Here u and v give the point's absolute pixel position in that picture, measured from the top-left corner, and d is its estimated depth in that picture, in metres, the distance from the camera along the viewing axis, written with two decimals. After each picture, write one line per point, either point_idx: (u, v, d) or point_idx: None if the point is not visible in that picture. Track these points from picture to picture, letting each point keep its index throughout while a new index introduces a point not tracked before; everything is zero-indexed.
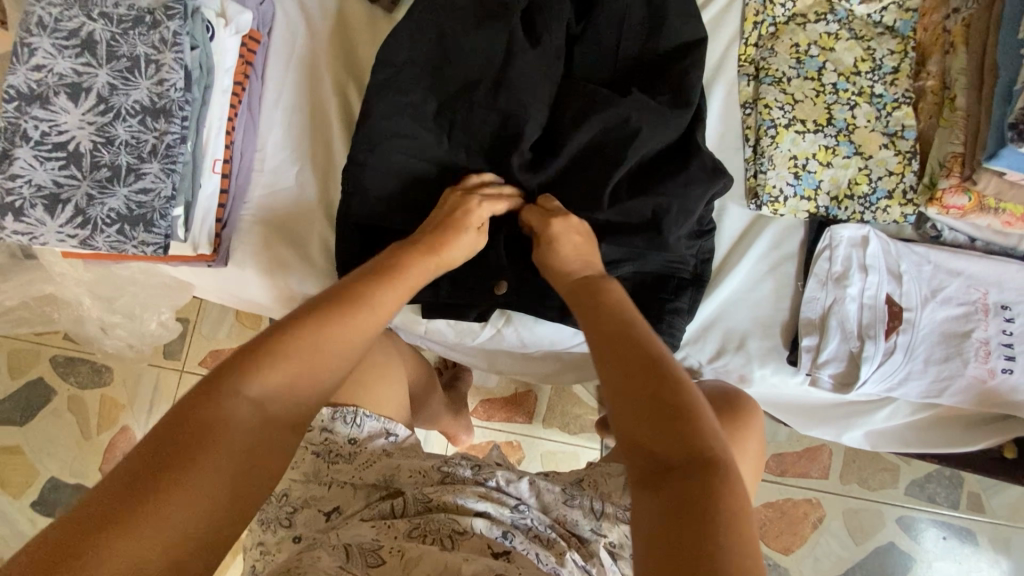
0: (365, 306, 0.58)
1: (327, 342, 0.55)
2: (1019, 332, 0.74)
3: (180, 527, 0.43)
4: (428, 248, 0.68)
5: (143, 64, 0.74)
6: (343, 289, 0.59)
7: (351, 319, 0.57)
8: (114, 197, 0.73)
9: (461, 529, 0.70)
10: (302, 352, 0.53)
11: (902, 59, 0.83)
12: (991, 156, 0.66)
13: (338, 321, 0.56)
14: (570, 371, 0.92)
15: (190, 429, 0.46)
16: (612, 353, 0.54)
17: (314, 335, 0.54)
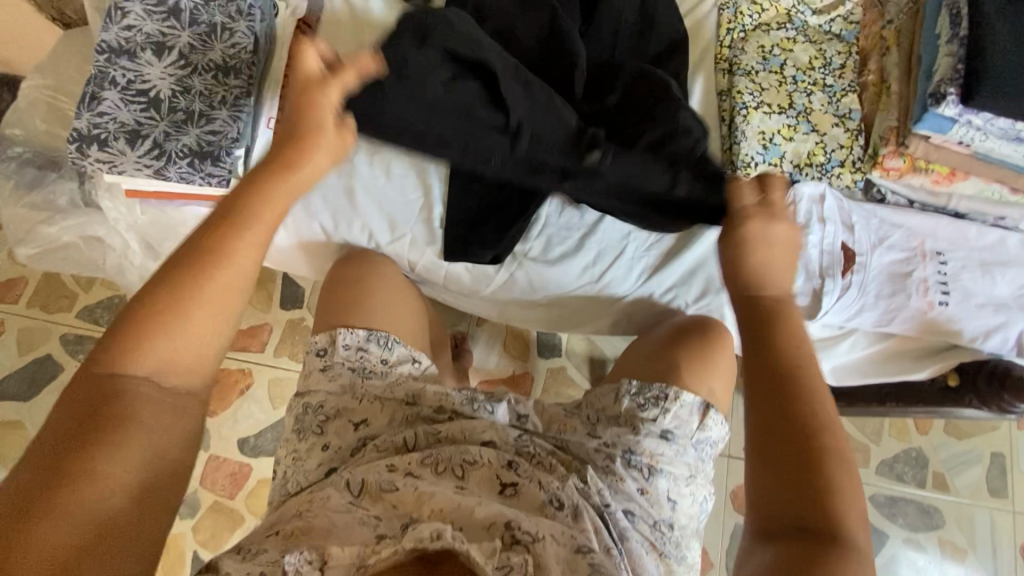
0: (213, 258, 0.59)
1: (190, 309, 0.57)
2: (951, 273, 0.88)
3: (103, 498, 0.49)
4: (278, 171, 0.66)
5: (219, 30, 0.88)
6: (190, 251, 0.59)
7: (199, 287, 0.58)
8: (188, 135, 0.84)
9: (471, 460, 0.77)
10: (164, 315, 0.56)
11: (848, 58, 1.01)
12: (918, 119, 0.82)
13: (188, 287, 0.58)
14: (572, 317, 1.04)
15: (94, 422, 0.52)
16: (787, 409, 0.58)
17: (165, 311, 0.57)
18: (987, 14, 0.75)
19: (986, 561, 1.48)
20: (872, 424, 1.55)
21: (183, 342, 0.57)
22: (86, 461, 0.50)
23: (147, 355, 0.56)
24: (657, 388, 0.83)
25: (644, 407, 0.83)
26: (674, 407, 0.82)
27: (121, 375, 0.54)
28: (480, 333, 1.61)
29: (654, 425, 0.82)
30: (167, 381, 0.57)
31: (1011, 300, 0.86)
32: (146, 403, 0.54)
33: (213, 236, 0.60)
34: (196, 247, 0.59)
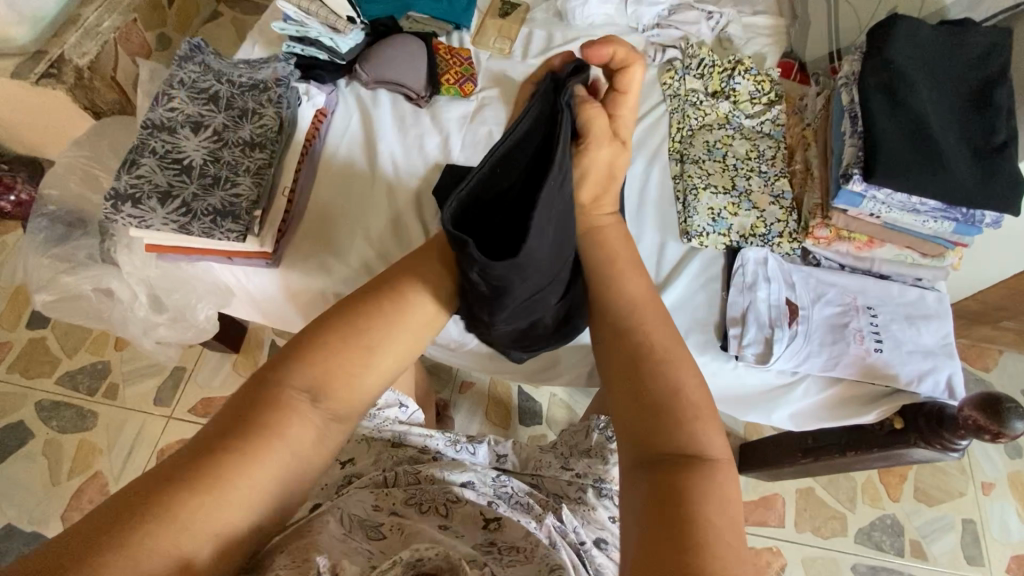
0: (369, 331, 0.65)
1: (339, 360, 0.63)
2: (882, 323, 1.00)
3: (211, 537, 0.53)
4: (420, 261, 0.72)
5: (250, 114, 1.04)
6: (349, 306, 0.66)
7: (348, 341, 0.64)
8: (214, 196, 0.96)
9: (454, 499, 0.79)
10: (348, 358, 0.63)
11: (777, 152, 1.22)
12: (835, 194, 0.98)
13: (343, 339, 0.64)
14: (552, 366, 1.12)
15: (242, 429, 0.57)
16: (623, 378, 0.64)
17: (327, 346, 0.63)
18: (876, 115, 0.94)
19: None
20: (845, 490, 1.59)
21: (355, 411, 0.64)
22: (207, 478, 0.54)
23: (311, 371, 0.61)
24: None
25: (611, 438, 0.89)
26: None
27: (286, 387, 0.60)
28: (462, 401, 1.65)
29: (620, 455, 0.88)
30: (328, 409, 0.62)
31: (937, 348, 0.99)
32: (283, 450, 0.58)
33: (376, 309, 0.67)
34: (366, 307, 0.67)
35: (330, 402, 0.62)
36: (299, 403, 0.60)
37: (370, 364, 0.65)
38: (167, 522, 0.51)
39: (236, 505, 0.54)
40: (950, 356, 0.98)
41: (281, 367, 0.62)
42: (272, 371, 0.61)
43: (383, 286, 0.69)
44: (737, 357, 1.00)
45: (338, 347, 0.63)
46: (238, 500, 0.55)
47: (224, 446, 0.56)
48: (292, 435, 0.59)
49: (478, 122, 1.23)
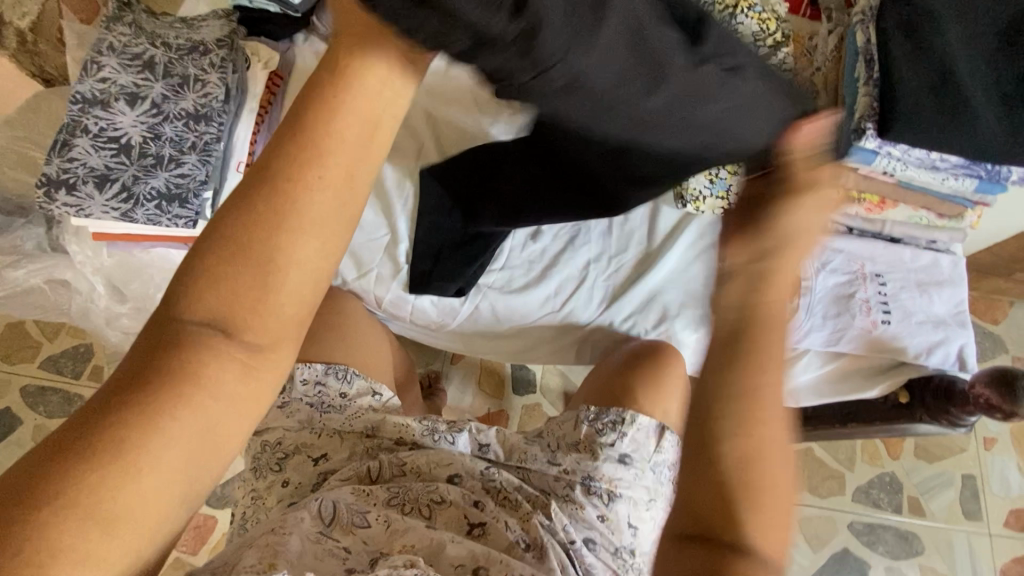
0: (264, 240, 0.48)
1: (242, 280, 0.48)
2: (890, 293, 0.93)
3: (137, 504, 0.46)
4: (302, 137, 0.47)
5: (192, 81, 0.92)
6: (235, 206, 0.48)
7: (244, 257, 0.48)
8: (157, 178, 0.87)
9: (438, 500, 0.78)
10: (250, 276, 0.48)
11: None
12: (846, 152, 0.87)
13: (235, 258, 0.48)
14: (536, 346, 1.06)
15: (133, 383, 0.48)
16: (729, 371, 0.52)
17: (216, 268, 0.48)
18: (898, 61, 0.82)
19: None
20: (845, 450, 1.57)
21: (288, 324, 0.51)
22: (115, 441, 0.46)
23: (204, 303, 0.49)
24: (613, 413, 0.83)
25: (600, 432, 0.83)
26: (629, 430, 0.82)
27: (181, 324, 0.49)
28: (453, 372, 1.60)
29: (609, 450, 0.82)
30: (246, 337, 0.49)
31: (949, 318, 0.92)
32: (198, 405, 0.48)
33: (264, 208, 0.48)
34: (249, 202, 0.48)
35: (251, 334, 0.50)
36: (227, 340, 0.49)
37: (278, 276, 0.48)
38: (64, 496, 0.44)
39: (161, 468, 0.47)
40: (963, 326, 0.92)
41: (173, 301, 0.49)
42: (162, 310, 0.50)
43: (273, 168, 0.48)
44: None
45: (257, 251, 0.48)
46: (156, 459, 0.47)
47: (116, 410, 0.47)
48: (203, 376, 0.48)
49: None
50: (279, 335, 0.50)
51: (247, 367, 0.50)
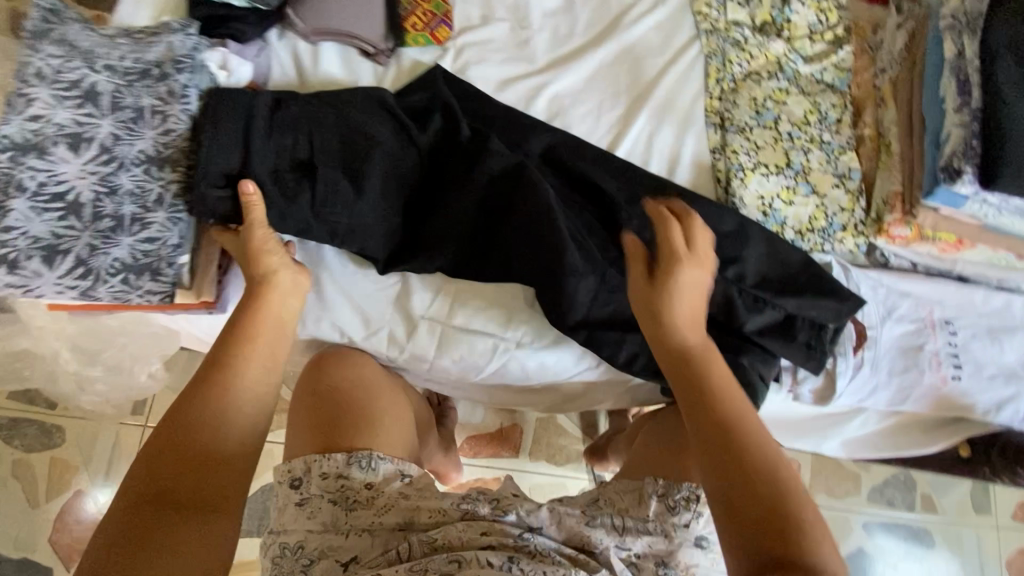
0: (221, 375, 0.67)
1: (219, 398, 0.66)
2: (961, 343, 0.85)
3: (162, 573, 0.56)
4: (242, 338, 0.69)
5: (148, 114, 0.75)
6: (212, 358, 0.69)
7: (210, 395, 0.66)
8: (119, 246, 0.72)
9: (457, 562, 0.70)
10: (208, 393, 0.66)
11: (842, 111, 0.96)
12: (930, 192, 0.76)
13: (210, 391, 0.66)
14: (568, 399, 0.96)
15: (175, 484, 0.61)
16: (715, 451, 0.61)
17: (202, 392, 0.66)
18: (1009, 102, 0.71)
19: None
20: None
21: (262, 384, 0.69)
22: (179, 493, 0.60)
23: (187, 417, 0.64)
24: (685, 489, 0.78)
25: (673, 510, 0.78)
26: (703, 509, 0.78)
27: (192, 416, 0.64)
28: None
29: (685, 532, 0.77)
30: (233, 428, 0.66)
31: (1020, 367, 0.85)
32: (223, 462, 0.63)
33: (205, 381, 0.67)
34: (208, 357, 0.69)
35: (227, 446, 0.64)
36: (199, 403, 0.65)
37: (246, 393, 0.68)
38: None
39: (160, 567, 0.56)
40: None
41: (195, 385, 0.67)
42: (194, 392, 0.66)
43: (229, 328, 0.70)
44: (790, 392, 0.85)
45: (224, 371, 0.67)
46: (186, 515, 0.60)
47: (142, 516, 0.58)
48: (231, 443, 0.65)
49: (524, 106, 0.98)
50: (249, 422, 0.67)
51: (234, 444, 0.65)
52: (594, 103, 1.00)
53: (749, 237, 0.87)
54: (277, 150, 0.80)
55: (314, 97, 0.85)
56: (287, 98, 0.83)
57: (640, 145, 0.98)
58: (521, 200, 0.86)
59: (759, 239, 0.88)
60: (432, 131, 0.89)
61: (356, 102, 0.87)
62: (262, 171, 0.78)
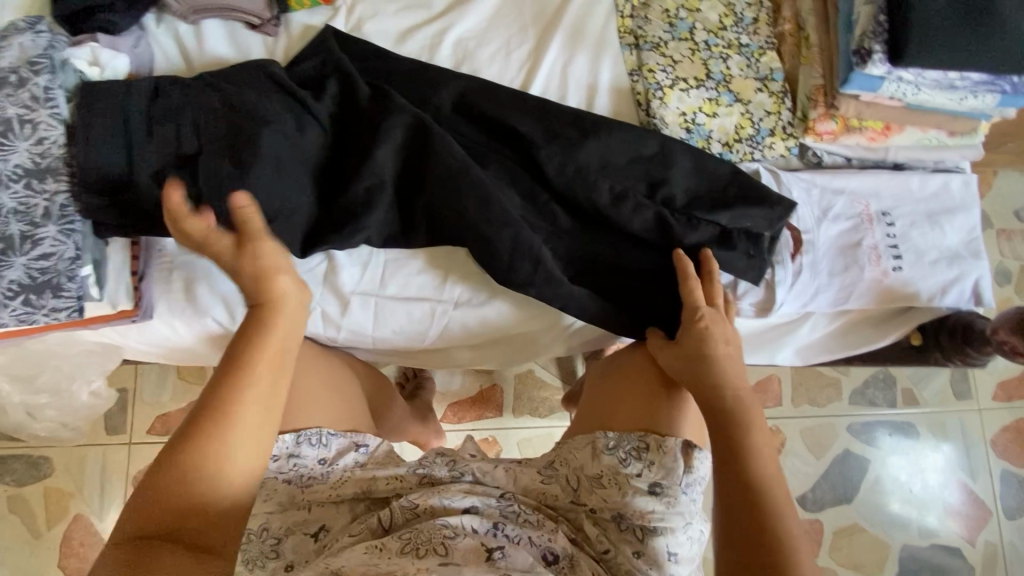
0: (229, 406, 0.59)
1: (235, 411, 0.60)
2: (900, 233, 0.83)
3: None
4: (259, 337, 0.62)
5: (17, 125, 0.72)
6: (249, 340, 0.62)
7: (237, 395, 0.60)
8: (13, 267, 0.71)
9: (451, 534, 0.70)
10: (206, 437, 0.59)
11: (759, 10, 0.91)
12: (846, 80, 0.73)
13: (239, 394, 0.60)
14: (520, 350, 0.95)
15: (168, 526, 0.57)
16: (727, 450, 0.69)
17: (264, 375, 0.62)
18: None
19: (959, 462, 1.55)
20: None
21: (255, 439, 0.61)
22: (172, 478, 0.58)
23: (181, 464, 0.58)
24: (635, 439, 0.78)
25: (625, 461, 0.77)
26: (657, 456, 0.77)
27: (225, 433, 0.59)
28: None
29: (637, 482, 0.76)
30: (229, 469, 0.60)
31: (962, 249, 0.83)
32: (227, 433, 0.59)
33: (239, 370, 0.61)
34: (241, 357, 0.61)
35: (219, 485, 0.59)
36: (247, 359, 0.61)
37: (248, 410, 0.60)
38: None
39: None
40: (977, 256, 0.83)
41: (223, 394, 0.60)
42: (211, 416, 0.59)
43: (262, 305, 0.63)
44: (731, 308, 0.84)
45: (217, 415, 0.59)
46: (193, 500, 0.58)
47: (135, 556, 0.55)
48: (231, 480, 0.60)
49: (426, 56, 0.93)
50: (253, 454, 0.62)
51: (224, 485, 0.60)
52: (501, 41, 0.94)
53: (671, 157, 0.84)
54: (158, 143, 0.76)
55: (195, 82, 0.81)
56: (166, 86, 0.80)
57: (554, 78, 0.93)
58: (436, 160, 0.82)
59: (681, 157, 0.84)
60: (329, 97, 0.85)
61: (237, 81, 0.83)
62: (146, 176, 0.75)
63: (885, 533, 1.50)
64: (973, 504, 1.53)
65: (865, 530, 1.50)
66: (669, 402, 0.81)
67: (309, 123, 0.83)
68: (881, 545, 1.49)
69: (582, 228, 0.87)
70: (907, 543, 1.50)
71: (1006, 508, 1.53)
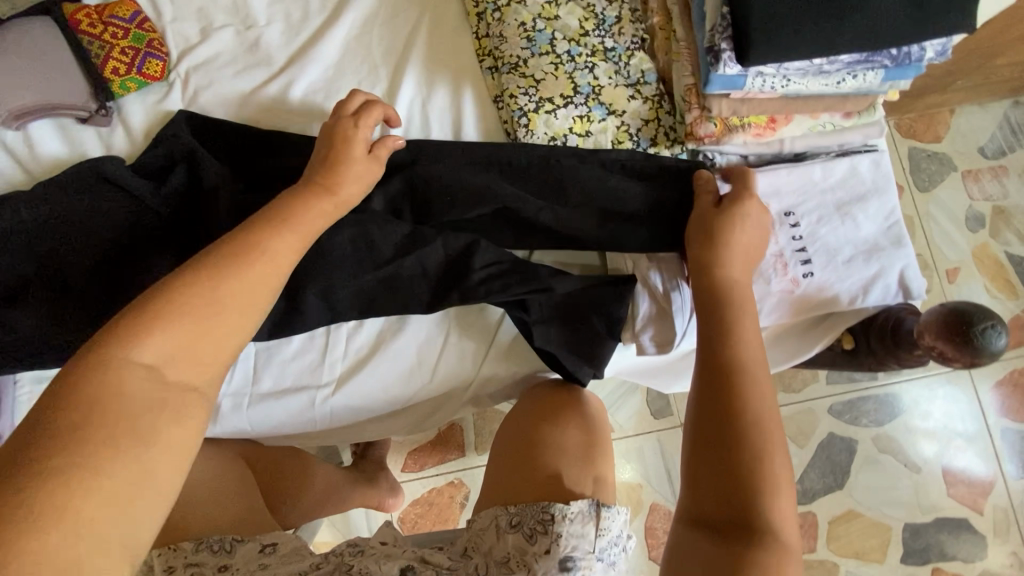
0: (256, 255, 0.55)
1: (227, 287, 0.52)
2: (807, 233, 0.74)
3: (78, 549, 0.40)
4: (320, 190, 0.64)
5: None
6: (263, 214, 0.60)
7: (240, 271, 0.53)
8: None
9: None
10: (192, 307, 0.50)
11: (621, 7, 0.82)
12: (705, 83, 0.64)
13: (235, 266, 0.53)
14: (432, 416, 0.88)
15: (70, 439, 0.42)
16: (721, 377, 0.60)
17: (257, 233, 0.57)
18: None
19: (955, 426, 1.45)
20: None
21: (194, 343, 0.50)
22: (97, 372, 0.46)
23: (157, 343, 0.48)
24: (538, 511, 0.71)
25: (531, 537, 0.70)
26: (562, 528, 0.69)
27: (246, 265, 0.54)
28: None
29: (549, 561, 0.68)
30: (171, 377, 0.49)
31: (880, 238, 0.74)
32: (230, 290, 0.52)
33: (255, 233, 0.57)
34: (241, 231, 0.57)
35: (181, 369, 0.49)
36: (290, 213, 0.60)
37: (242, 302, 0.53)
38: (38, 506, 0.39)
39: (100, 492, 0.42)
40: (898, 244, 0.74)
41: (234, 242, 0.55)
42: (194, 259, 0.53)
43: (288, 203, 0.62)
44: (632, 344, 0.77)
45: (215, 277, 0.52)
46: (183, 405, 0.48)
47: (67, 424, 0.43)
48: (205, 315, 0.51)
49: (271, 119, 0.85)
50: (228, 332, 0.52)
51: (172, 383, 0.48)
52: (351, 87, 0.86)
53: (561, 178, 0.76)
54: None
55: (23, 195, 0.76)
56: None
57: (412, 119, 0.85)
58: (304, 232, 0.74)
59: (572, 180, 0.76)
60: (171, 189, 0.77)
61: (65, 188, 0.76)
62: None
63: (884, 515, 1.41)
64: (974, 469, 1.43)
65: (861, 514, 1.41)
66: (570, 464, 0.76)
67: (150, 226, 0.76)
68: (882, 528, 1.41)
69: (467, 275, 0.74)
70: (909, 521, 1.41)
71: (1013, 468, 1.43)
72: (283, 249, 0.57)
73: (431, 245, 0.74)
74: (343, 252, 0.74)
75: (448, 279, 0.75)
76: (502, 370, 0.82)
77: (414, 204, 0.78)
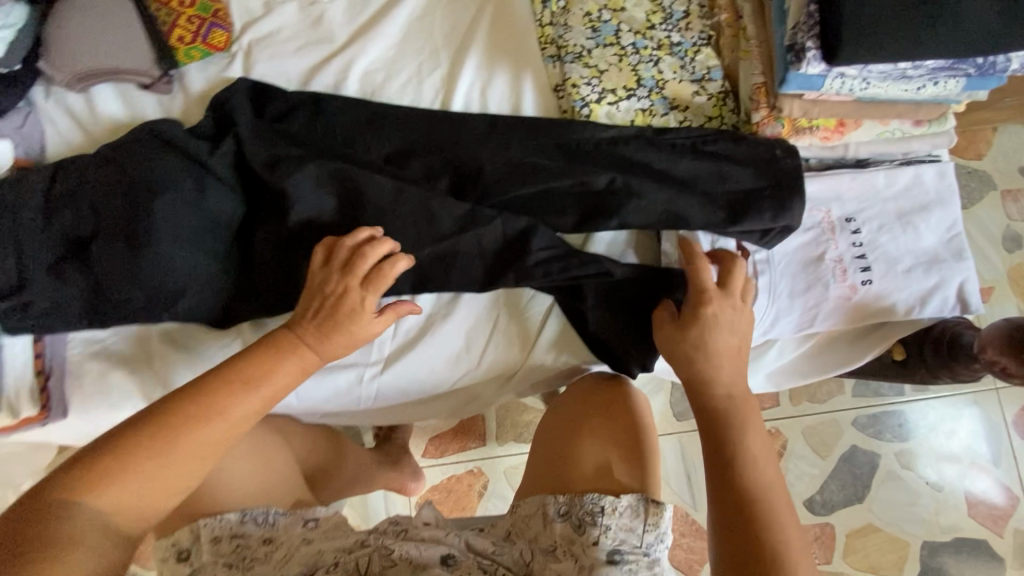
0: (220, 410, 0.57)
1: (187, 437, 0.55)
2: (868, 241, 0.74)
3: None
4: (290, 343, 0.63)
5: None
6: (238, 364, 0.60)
7: (207, 419, 0.56)
8: None
9: None
10: (157, 459, 0.54)
11: (689, 3, 0.82)
12: (783, 81, 0.64)
13: (196, 420, 0.56)
14: (472, 401, 0.88)
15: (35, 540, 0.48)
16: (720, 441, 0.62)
17: (225, 384, 0.58)
18: None
19: (979, 447, 1.44)
20: None
21: (159, 487, 0.54)
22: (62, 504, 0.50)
23: (116, 491, 0.52)
24: (589, 501, 0.71)
25: (580, 527, 0.70)
26: (611, 520, 0.70)
27: (204, 422, 0.56)
28: None
29: (596, 550, 0.68)
30: (130, 508, 0.53)
31: (942, 251, 0.73)
32: (188, 445, 0.55)
33: (224, 389, 0.58)
34: (207, 386, 0.58)
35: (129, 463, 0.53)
36: (271, 368, 0.61)
37: (213, 447, 0.56)
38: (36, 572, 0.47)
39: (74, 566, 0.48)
40: (959, 257, 0.73)
41: (190, 402, 0.57)
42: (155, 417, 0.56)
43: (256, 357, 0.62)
44: None
45: (177, 428, 0.55)
46: (150, 484, 0.54)
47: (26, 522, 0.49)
48: (184, 459, 0.55)
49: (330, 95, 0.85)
50: (190, 468, 0.55)
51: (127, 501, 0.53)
52: (412, 68, 0.86)
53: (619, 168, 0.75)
54: (60, 234, 0.73)
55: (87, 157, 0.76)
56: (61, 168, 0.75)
57: (471, 104, 0.84)
58: (363, 206, 0.75)
59: (631, 169, 0.75)
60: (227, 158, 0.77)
61: (130, 152, 0.75)
62: (40, 268, 0.72)
63: (902, 531, 1.41)
64: (996, 492, 1.42)
65: (879, 529, 1.41)
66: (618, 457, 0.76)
67: (208, 189, 0.75)
68: (899, 544, 1.40)
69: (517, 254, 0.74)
70: (927, 539, 1.40)
71: None
72: (246, 401, 0.59)
73: (487, 223, 0.75)
74: (402, 230, 0.76)
75: (504, 261, 0.75)
76: (549, 358, 0.82)
77: (471, 179, 0.78)
